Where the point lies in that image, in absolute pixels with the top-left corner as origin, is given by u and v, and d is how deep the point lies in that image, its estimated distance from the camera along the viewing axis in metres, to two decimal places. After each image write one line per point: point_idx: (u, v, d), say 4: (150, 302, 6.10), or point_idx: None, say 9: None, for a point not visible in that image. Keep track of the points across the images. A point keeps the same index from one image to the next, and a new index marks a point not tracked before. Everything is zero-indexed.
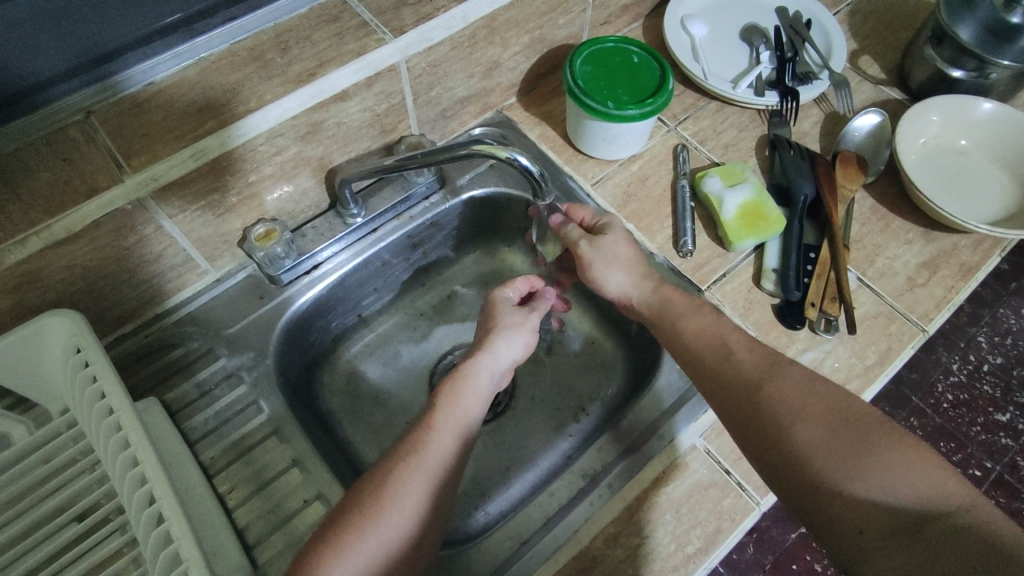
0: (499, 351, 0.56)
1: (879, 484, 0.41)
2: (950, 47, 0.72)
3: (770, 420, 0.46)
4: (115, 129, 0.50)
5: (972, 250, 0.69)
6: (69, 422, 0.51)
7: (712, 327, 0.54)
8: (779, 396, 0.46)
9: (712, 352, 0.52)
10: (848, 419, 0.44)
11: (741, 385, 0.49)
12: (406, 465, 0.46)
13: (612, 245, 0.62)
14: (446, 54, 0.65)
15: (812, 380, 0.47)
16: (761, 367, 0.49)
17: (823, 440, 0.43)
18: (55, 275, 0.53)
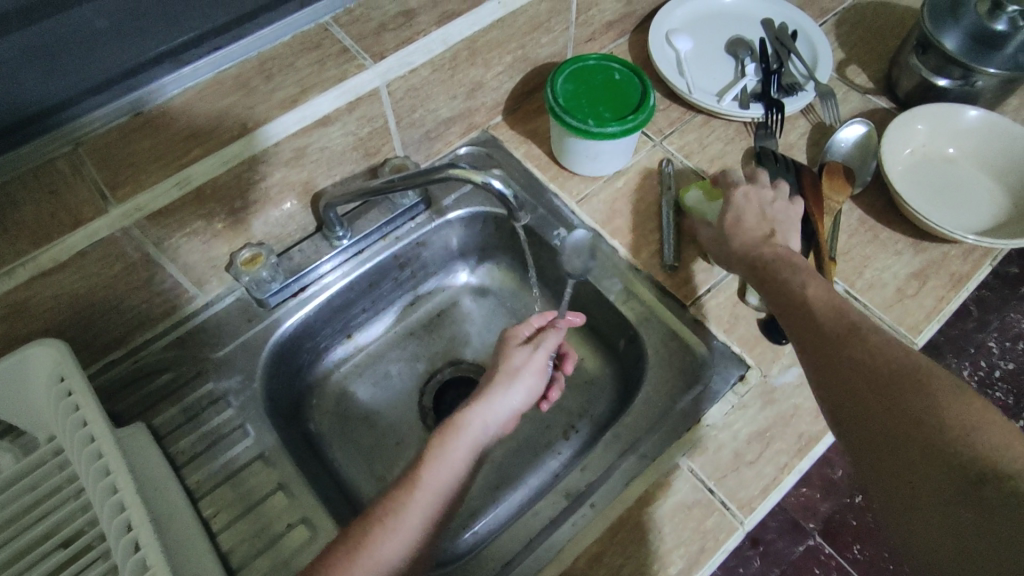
0: (496, 402, 0.57)
1: (944, 439, 0.41)
2: (936, 55, 0.72)
3: (843, 377, 0.47)
4: (102, 160, 0.51)
5: (963, 260, 0.68)
6: (54, 450, 0.52)
7: (798, 281, 0.55)
8: (856, 359, 0.47)
9: (794, 312, 0.53)
10: (916, 379, 0.44)
11: (819, 346, 0.50)
12: (381, 524, 0.47)
13: (748, 202, 0.64)
14: (426, 77, 0.66)
15: (891, 344, 0.47)
16: (839, 331, 0.50)
17: (890, 396, 0.44)
18: (43, 304, 0.54)
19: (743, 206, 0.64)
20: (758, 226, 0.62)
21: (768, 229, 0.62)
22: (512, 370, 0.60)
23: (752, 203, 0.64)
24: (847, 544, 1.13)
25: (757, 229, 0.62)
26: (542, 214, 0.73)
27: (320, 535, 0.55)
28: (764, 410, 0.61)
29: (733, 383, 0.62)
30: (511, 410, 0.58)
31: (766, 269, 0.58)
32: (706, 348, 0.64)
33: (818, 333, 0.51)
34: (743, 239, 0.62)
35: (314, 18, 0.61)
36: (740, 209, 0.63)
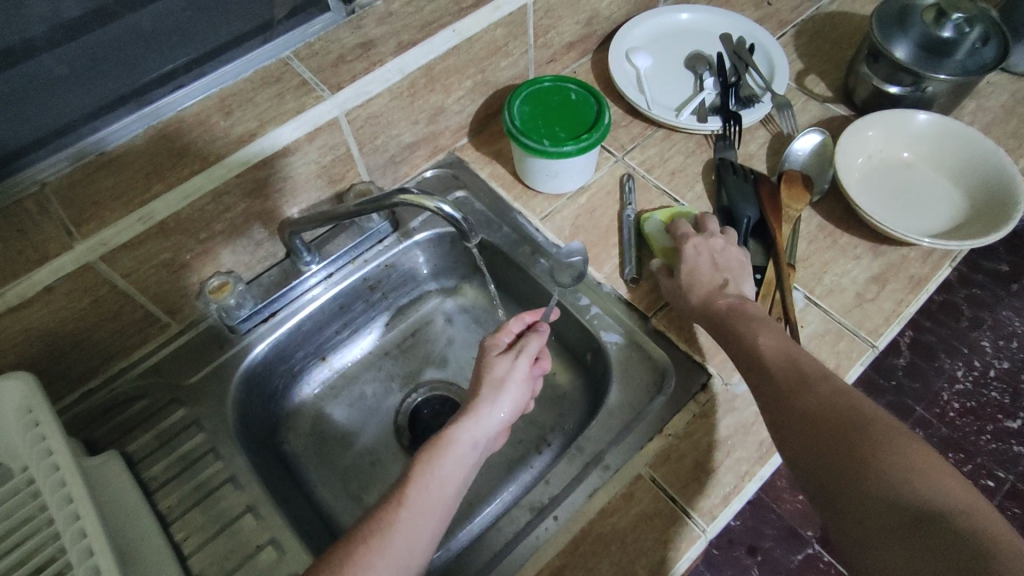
0: (483, 416, 0.55)
1: (888, 483, 0.42)
2: (886, 64, 0.74)
3: (791, 426, 0.49)
4: (67, 199, 0.53)
5: (922, 262, 0.69)
6: (27, 479, 0.53)
7: (748, 333, 0.57)
8: (805, 405, 0.49)
9: (750, 364, 0.55)
10: (861, 426, 0.46)
11: (771, 393, 0.52)
12: (363, 547, 0.47)
13: (702, 255, 0.64)
14: (386, 105, 0.68)
15: (841, 391, 0.49)
16: (791, 382, 0.52)
17: (833, 441, 0.46)
18: (12, 338, 0.55)
19: (695, 259, 0.64)
20: (715, 277, 0.63)
21: (724, 279, 0.63)
22: (498, 380, 0.57)
23: (707, 257, 0.64)
24: None
25: (710, 281, 0.63)
26: (507, 232, 0.75)
27: (287, 555, 0.56)
28: (725, 418, 0.61)
29: (696, 392, 0.63)
30: (500, 421, 0.56)
31: (722, 322, 0.59)
32: (666, 358, 0.65)
33: (771, 383, 0.53)
34: (698, 294, 0.63)
35: (275, 53, 0.63)
36: (696, 263, 0.64)
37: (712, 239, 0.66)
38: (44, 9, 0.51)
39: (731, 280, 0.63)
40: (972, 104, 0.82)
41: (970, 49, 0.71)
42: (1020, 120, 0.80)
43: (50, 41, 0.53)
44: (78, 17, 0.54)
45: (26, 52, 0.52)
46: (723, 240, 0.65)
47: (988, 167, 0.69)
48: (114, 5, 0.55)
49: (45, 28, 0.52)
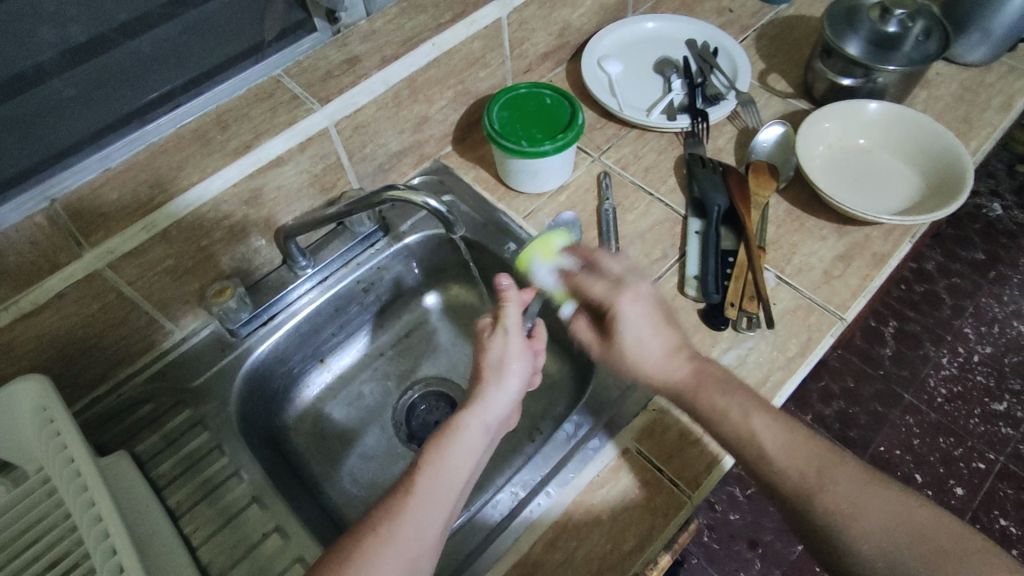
0: (491, 401, 0.54)
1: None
2: (839, 58, 0.79)
3: (829, 528, 0.49)
4: (76, 212, 0.57)
5: (884, 240, 0.73)
6: (42, 479, 0.56)
7: (739, 413, 0.54)
8: (832, 510, 0.49)
9: (752, 455, 0.53)
10: (905, 521, 0.47)
11: (793, 497, 0.51)
12: (372, 540, 0.46)
13: (641, 313, 0.56)
14: (372, 115, 0.72)
15: (860, 474, 0.50)
16: (809, 486, 0.50)
17: (884, 546, 0.47)
18: (25, 345, 0.59)
19: (637, 322, 0.56)
20: (661, 336, 0.57)
21: (672, 335, 0.57)
22: (498, 362, 0.56)
23: (645, 316, 0.57)
24: None
25: (670, 346, 0.57)
26: (492, 230, 0.79)
27: (292, 540, 0.58)
28: None
29: None
30: (506, 404, 0.55)
31: (695, 398, 0.55)
32: None
33: (788, 480, 0.51)
34: (656, 358, 0.57)
35: (267, 71, 0.68)
36: (639, 326, 0.56)
37: (636, 287, 0.57)
38: (53, 36, 0.55)
39: (675, 335, 0.57)
40: (924, 93, 0.87)
41: (915, 42, 0.76)
42: (969, 106, 0.85)
43: (59, 65, 0.57)
44: (84, 42, 0.57)
45: (37, 76, 0.56)
46: (648, 284, 0.58)
47: (940, 148, 0.74)
48: (117, 32, 0.59)
49: (55, 52, 0.56)
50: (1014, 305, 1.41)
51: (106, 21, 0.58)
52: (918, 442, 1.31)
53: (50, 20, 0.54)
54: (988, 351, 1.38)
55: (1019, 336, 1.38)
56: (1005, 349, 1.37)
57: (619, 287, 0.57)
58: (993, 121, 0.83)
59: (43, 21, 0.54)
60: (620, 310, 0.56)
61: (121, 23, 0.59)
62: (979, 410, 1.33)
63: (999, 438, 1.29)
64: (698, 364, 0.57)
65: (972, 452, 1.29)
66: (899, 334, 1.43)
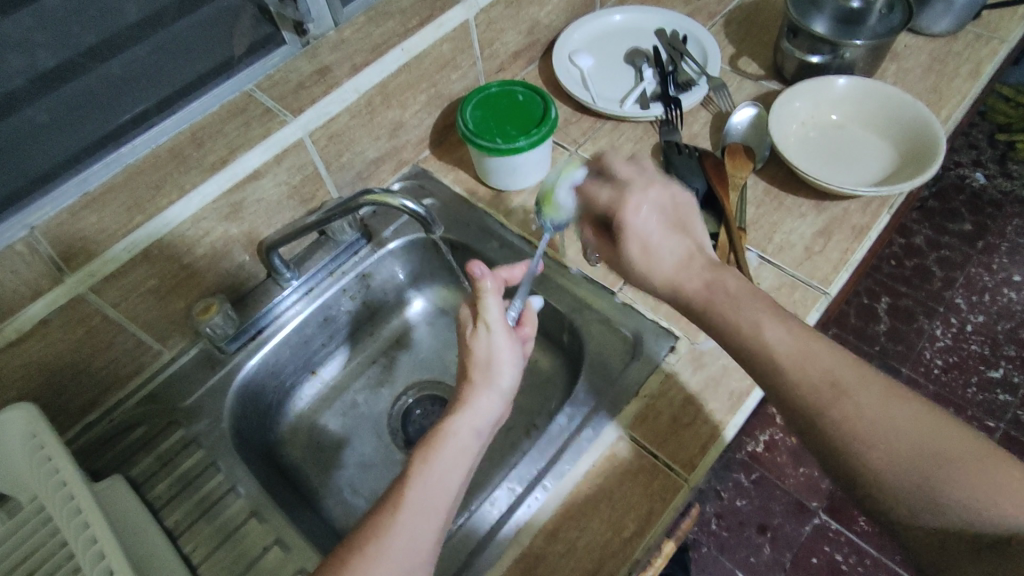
0: (481, 407, 0.52)
1: (959, 499, 0.42)
2: (806, 37, 0.80)
3: (836, 433, 0.46)
4: (55, 239, 0.56)
5: (862, 212, 0.74)
6: (36, 508, 0.54)
7: (750, 325, 0.51)
8: (840, 414, 0.46)
9: (760, 364, 0.50)
10: (921, 433, 0.44)
11: (802, 402, 0.48)
12: (363, 553, 0.44)
13: (649, 220, 0.57)
14: (347, 124, 0.72)
15: (880, 388, 0.46)
16: (822, 386, 0.47)
17: (896, 460, 0.44)
18: (12, 373, 0.58)
19: (643, 225, 0.57)
20: (672, 243, 0.56)
21: (683, 241, 0.56)
22: (486, 360, 0.54)
23: (654, 222, 0.57)
24: (853, 518, 1.22)
25: (678, 248, 0.56)
26: (475, 230, 0.80)
27: (293, 552, 0.58)
28: (694, 375, 0.65)
29: (665, 353, 0.67)
30: (498, 404, 0.54)
31: (706, 308, 0.53)
32: (634, 328, 0.69)
33: (798, 393, 0.48)
34: (668, 264, 0.56)
35: (238, 87, 0.68)
36: (647, 233, 0.57)
37: (642, 192, 0.58)
38: (20, 63, 0.54)
39: (686, 241, 0.57)
40: (893, 66, 0.88)
41: (879, 17, 0.78)
42: (937, 75, 0.86)
43: (29, 92, 0.56)
44: (51, 68, 0.56)
45: (9, 104, 0.55)
46: (659, 187, 0.58)
47: (910, 117, 0.76)
48: (84, 56, 0.58)
49: (25, 80, 0.55)
50: (1003, 272, 1.42)
51: (74, 45, 0.57)
52: None
53: (17, 48, 0.53)
54: (981, 319, 1.38)
55: (1011, 303, 1.39)
56: (997, 316, 1.38)
57: (624, 193, 0.58)
58: (962, 89, 0.84)
59: (12, 48, 0.53)
60: (625, 217, 0.57)
61: (89, 48, 0.58)
62: (975, 378, 1.33)
63: (999, 405, 1.29)
64: (710, 275, 0.54)
65: (973, 420, 1.29)
66: (892, 309, 1.43)
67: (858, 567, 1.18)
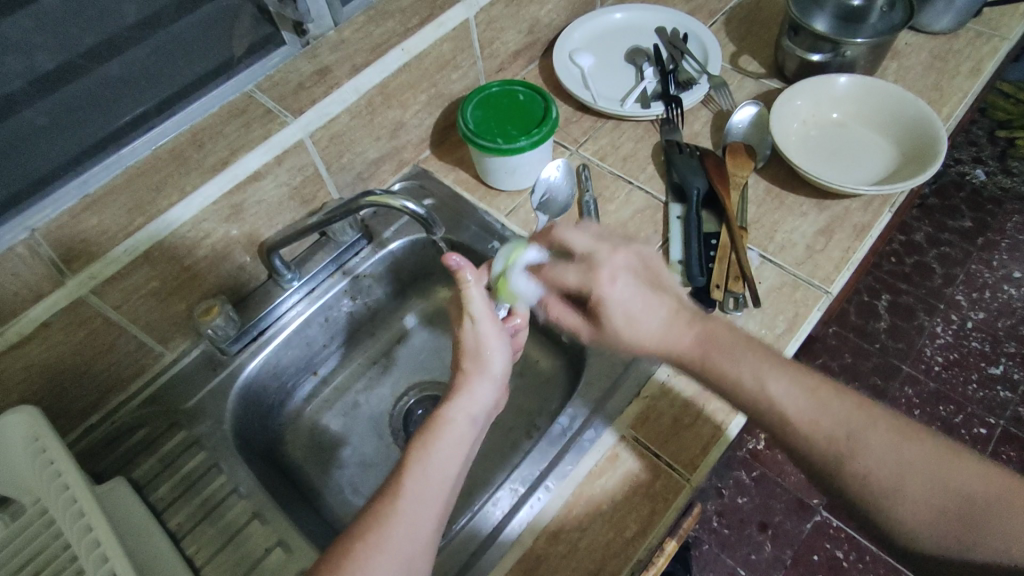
0: (476, 395, 0.53)
1: (995, 544, 0.43)
2: (806, 35, 0.79)
3: (865, 492, 0.46)
4: (56, 241, 0.56)
5: (864, 211, 0.74)
6: (39, 510, 0.55)
7: (752, 378, 0.50)
8: (865, 472, 0.46)
9: (775, 425, 0.50)
10: (945, 478, 0.45)
11: (823, 461, 0.47)
12: (362, 544, 0.44)
13: (626, 288, 0.54)
14: (347, 124, 0.72)
15: (893, 433, 0.47)
16: (840, 447, 0.47)
17: (928, 514, 0.44)
18: (14, 376, 0.58)
19: (625, 297, 0.54)
20: (654, 306, 0.54)
21: (663, 301, 0.55)
22: (476, 349, 0.54)
23: (631, 289, 0.54)
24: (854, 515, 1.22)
25: (661, 305, 0.54)
26: (475, 230, 0.79)
27: (296, 554, 0.58)
28: (696, 375, 0.65)
29: None
30: (492, 392, 0.54)
31: (705, 366, 0.52)
32: None
33: (820, 452, 0.47)
34: (654, 328, 0.54)
35: (238, 88, 0.67)
36: (627, 302, 0.54)
37: (612, 260, 0.56)
38: (20, 64, 0.54)
39: (668, 300, 0.55)
40: (894, 64, 0.88)
41: (880, 15, 0.79)
42: (938, 73, 0.86)
43: (27, 94, 0.56)
44: (51, 69, 0.56)
45: (8, 106, 0.55)
46: (625, 254, 0.56)
47: (911, 116, 0.75)
48: (84, 57, 0.57)
49: (24, 82, 0.55)
50: (1003, 269, 1.42)
51: (73, 47, 0.56)
52: (919, 412, 1.31)
53: (16, 49, 0.53)
54: (982, 317, 1.38)
55: (1011, 300, 1.39)
56: (998, 314, 1.38)
57: (593, 265, 0.56)
58: (964, 87, 0.84)
59: (11, 50, 0.53)
60: (602, 292, 0.54)
61: (87, 49, 0.58)
62: (976, 375, 1.33)
63: (999, 402, 1.29)
64: (700, 330, 0.53)
65: (973, 417, 1.29)
66: (893, 306, 1.43)
67: (858, 565, 1.18)
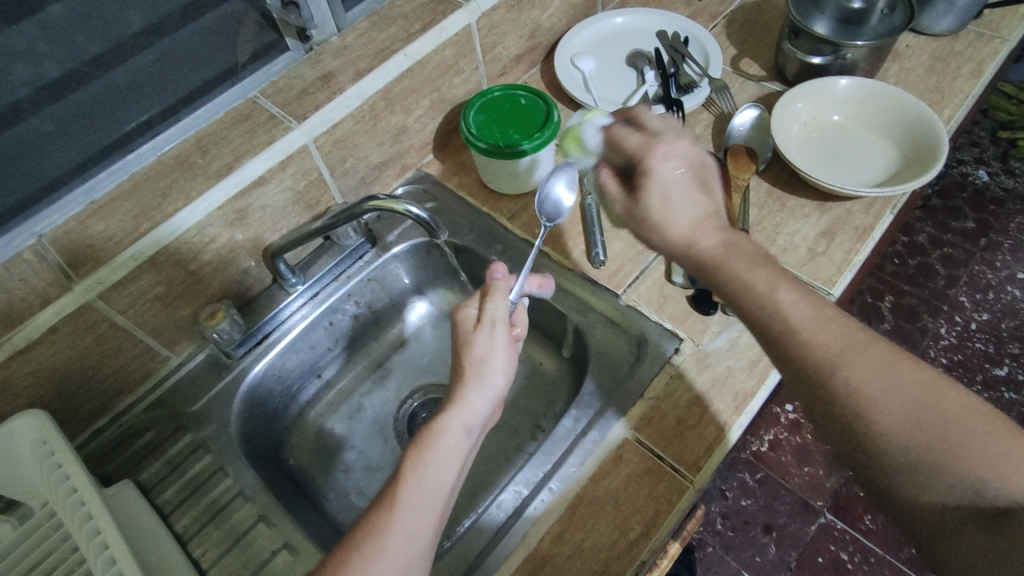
0: (473, 404, 0.52)
1: (973, 472, 0.39)
2: (807, 39, 0.80)
3: (844, 402, 0.42)
4: (65, 248, 0.57)
5: (865, 213, 0.74)
6: (48, 514, 0.55)
7: (760, 285, 0.46)
8: (849, 385, 0.42)
9: (772, 331, 0.45)
10: (937, 405, 0.40)
11: (806, 368, 0.43)
12: (358, 556, 0.44)
13: (676, 170, 0.50)
14: (350, 129, 0.73)
15: (889, 354, 0.42)
16: (830, 354, 0.42)
17: (904, 432, 0.40)
18: (21, 381, 0.59)
19: (670, 179, 0.50)
20: (692, 199, 0.50)
21: (705, 201, 0.50)
22: (481, 358, 0.54)
23: (680, 175, 0.50)
24: (858, 517, 1.22)
25: (700, 206, 0.50)
26: (479, 233, 0.80)
27: (301, 555, 0.59)
28: (699, 377, 0.65)
29: (670, 355, 0.67)
30: (490, 401, 0.53)
31: (720, 264, 0.47)
32: (639, 330, 0.70)
33: (813, 364, 0.43)
34: (683, 218, 0.49)
35: (243, 95, 0.68)
36: (669, 185, 0.50)
37: (673, 143, 0.52)
38: (29, 74, 0.54)
39: (706, 201, 0.50)
40: (895, 66, 0.88)
41: (881, 17, 0.78)
42: (940, 75, 0.86)
43: (35, 103, 0.56)
44: (59, 77, 0.57)
45: (16, 114, 0.55)
46: (688, 142, 0.51)
47: (912, 118, 0.76)
48: (91, 65, 0.58)
49: (31, 90, 0.55)
50: (1007, 270, 1.42)
51: (79, 55, 0.57)
52: None
53: (24, 58, 0.54)
54: (986, 317, 1.38)
55: (1015, 300, 1.39)
56: (1001, 314, 1.38)
57: (654, 140, 0.52)
58: (965, 89, 0.84)
59: (17, 58, 0.53)
60: (652, 165, 0.51)
61: (94, 57, 0.58)
62: (981, 376, 1.32)
63: (1004, 402, 1.28)
64: (730, 235, 0.48)
65: None
66: (896, 307, 1.43)
67: (864, 567, 1.17)
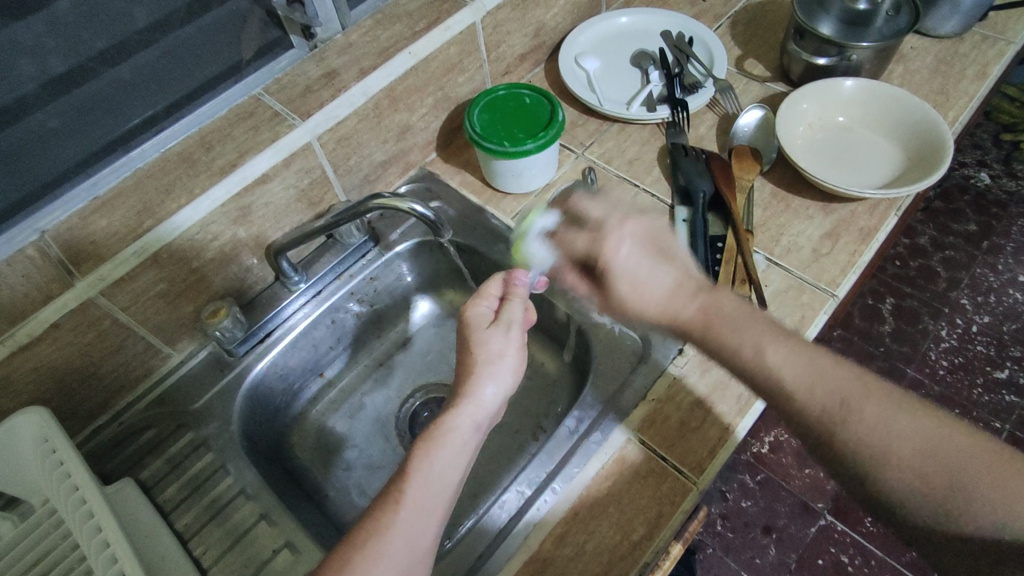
0: (482, 400, 0.52)
1: (981, 511, 0.41)
2: (812, 39, 0.80)
3: (855, 457, 0.45)
4: (68, 243, 0.56)
5: (869, 215, 0.74)
6: (49, 511, 0.55)
7: (750, 349, 0.50)
8: (857, 439, 0.44)
9: (777, 395, 0.48)
10: (941, 450, 0.43)
11: (816, 425, 0.46)
12: (360, 556, 0.43)
13: (632, 253, 0.54)
14: (354, 127, 0.73)
15: (890, 401, 0.45)
16: (830, 410, 0.46)
17: (914, 479, 0.43)
18: (23, 377, 0.59)
19: (633, 267, 0.54)
20: (659, 274, 0.54)
21: (671, 269, 0.54)
22: (493, 358, 0.54)
23: (637, 256, 0.55)
24: (859, 519, 1.22)
25: (666, 277, 0.54)
26: (482, 233, 0.80)
27: (303, 554, 0.58)
28: (702, 378, 0.65)
29: (674, 355, 0.67)
30: (498, 400, 0.53)
31: (705, 337, 0.51)
32: (642, 330, 0.69)
33: (818, 422, 0.46)
34: (659, 291, 0.53)
35: (247, 92, 0.68)
36: (633, 269, 0.54)
37: (618, 229, 0.55)
38: (33, 69, 0.54)
39: (674, 268, 0.54)
40: (900, 68, 0.88)
41: (886, 18, 0.78)
42: (944, 77, 0.86)
43: (39, 97, 0.56)
44: (63, 73, 0.57)
45: (20, 109, 0.55)
46: (633, 221, 0.56)
47: (917, 120, 0.75)
48: (95, 60, 0.58)
49: (35, 85, 0.55)
50: (1009, 273, 1.41)
51: (84, 50, 0.57)
52: None
53: (29, 53, 0.54)
54: (987, 320, 1.38)
55: (1017, 303, 1.38)
56: (1002, 317, 1.37)
57: (601, 232, 0.56)
58: (969, 91, 0.84)
59: (21, 53, 0.53)
60: (608, 258, 0.55)
61: (99, 52, 0.58)
62: (981, 379, 1.32)
63: (1005, 405, 1.28)
64: (706, 300, 0.53)
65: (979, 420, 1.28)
66: (897, 309, 1.43)
67: (863, 569, 1.17)
